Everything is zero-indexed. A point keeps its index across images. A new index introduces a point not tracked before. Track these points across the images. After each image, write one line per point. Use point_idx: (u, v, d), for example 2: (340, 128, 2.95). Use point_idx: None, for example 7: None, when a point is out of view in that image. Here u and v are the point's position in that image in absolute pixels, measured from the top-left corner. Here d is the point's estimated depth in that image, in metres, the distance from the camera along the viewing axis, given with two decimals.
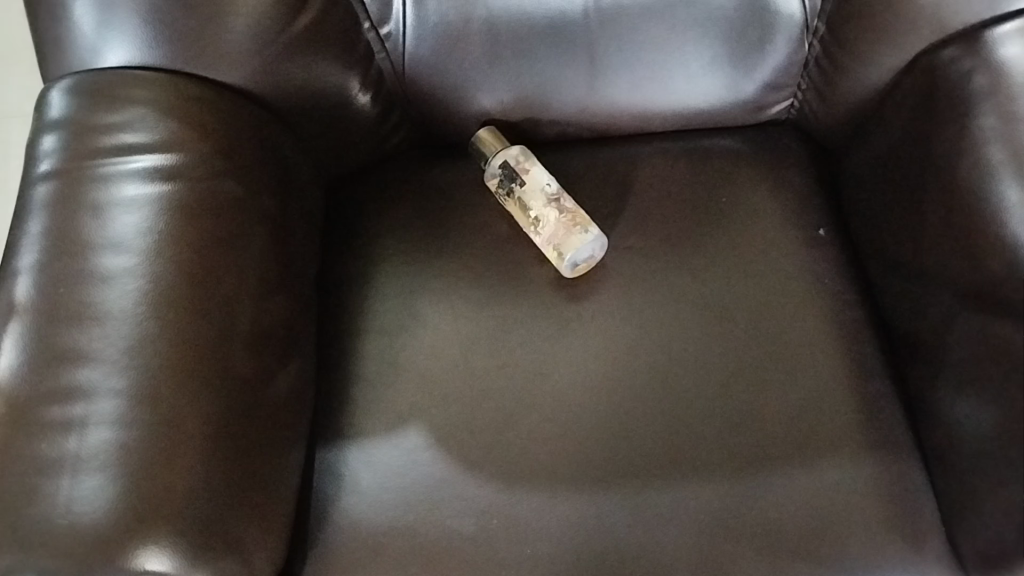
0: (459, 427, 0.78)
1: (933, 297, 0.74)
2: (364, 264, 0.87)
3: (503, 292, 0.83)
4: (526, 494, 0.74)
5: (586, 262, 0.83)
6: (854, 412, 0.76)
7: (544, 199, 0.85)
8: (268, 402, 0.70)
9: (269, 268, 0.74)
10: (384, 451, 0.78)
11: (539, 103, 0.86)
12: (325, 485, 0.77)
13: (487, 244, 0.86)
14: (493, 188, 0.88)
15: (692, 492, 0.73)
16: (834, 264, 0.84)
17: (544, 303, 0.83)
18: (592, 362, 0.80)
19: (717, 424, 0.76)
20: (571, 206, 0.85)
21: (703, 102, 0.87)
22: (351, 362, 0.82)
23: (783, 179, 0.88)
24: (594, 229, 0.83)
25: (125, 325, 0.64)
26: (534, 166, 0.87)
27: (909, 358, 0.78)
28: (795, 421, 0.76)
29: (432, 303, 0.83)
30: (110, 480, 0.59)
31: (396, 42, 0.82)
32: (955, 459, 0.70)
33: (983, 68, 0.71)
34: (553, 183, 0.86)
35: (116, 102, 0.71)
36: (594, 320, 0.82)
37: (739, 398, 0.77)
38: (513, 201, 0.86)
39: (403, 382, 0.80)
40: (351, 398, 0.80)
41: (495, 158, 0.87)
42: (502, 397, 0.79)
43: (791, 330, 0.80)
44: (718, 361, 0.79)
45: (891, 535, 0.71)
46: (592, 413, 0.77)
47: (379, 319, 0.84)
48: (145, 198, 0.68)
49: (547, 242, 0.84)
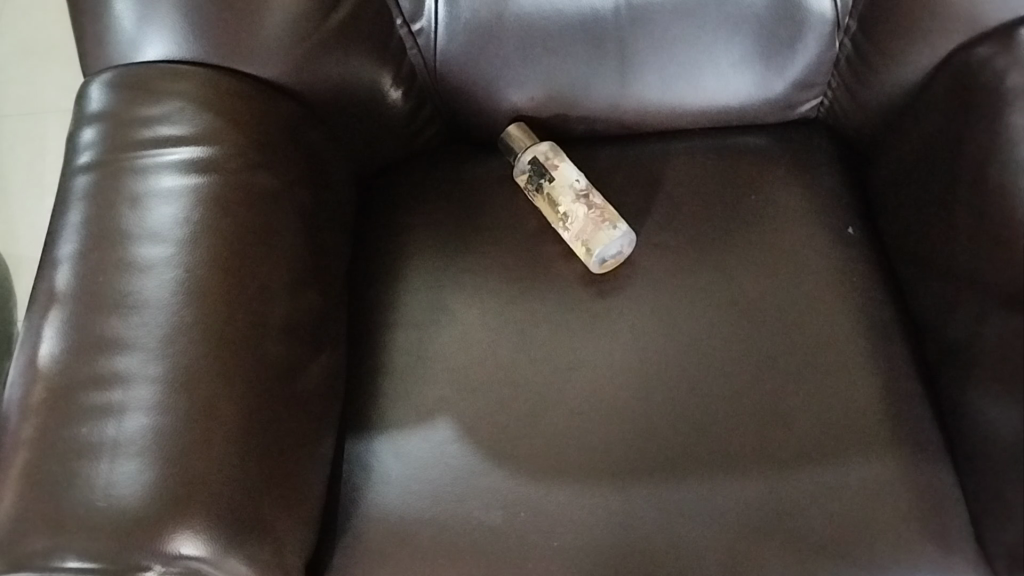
0: (488, 418, 0.78)
1: (965, 295, 0.74)
2: (394, 259, 0.88)
3: (533, 287, 0.84)
4: (554, 488, 0.75)
5: (614, 258, 0.84)
6: (882, 411, 0.76)
7: (573, 194, 0.85)
8: (300, 392, 0.71)
9: (302, 260, 0.75)
10: (414, 442, 0.78)
11: (568, 100, 0.87)
12: (354, 476, 0.78)
13: (517, 239, 0.87)
14: (522, 184, 0.89)
15: (717, 488, 0.74)
16: (863, 263, 0.84)
17: (572, 299, 0.83)
18: (620, 358, 0.80)
19: (745, 420, 0.76)
20: (600, 202, 0.85)
21: (733, 100, 0.87)
22: (381, 354, 0.83)
23: (812, 178, 0.88)
24: (622, 225, 0.83)
25: (161, 314, 0.65)
26: (563, 162, 0.87)
27: (939, 356, 0.77)
28: (825, 419, 0.76)
29: (462, 296, 0.84)
30: (146, 466, 0.60)
31: (428, 38, 0.83)
32: (984, 457, 0.70)
33: (1017, 65, 0.71)
34: (582, 178, 0.86)
35: (154, 95, 0.72)
36: (623, 315, 0.82)
37: (769, 394, 0.77)
38: (541, 196, 0.87)
39: (431, 376, 0.81)
40: (380, 390, 0.81)
41: (525, 154, 0.87)
42: (530, 391, 0.79)
43: (820, 328, 0.80)
44: (747, 358, 0.79)
45: (919, 532, 0.71)
46: (619, 408, 0.78)
47: (409, 311, 0.84)
48: (181, 190, 0.69)
49: (576, 237, 0.84)
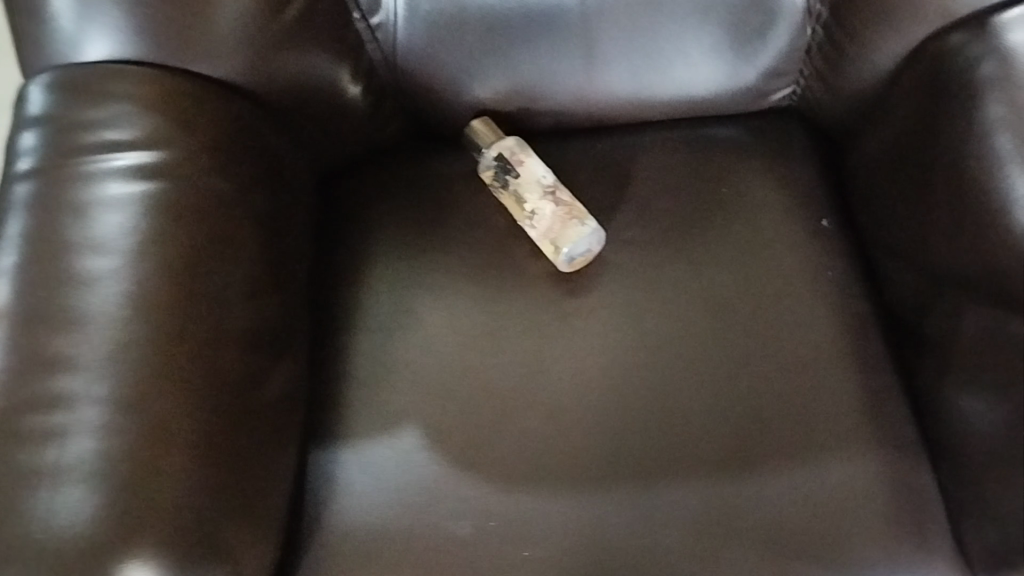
0: (456, 425, 0.76)
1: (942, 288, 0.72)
2: (358, 261, 0.85)
3: (501, 287, 0.82)
4: (527, 495, 0.73)
5: (584, 256, 0.81)
6: (860, 409, 0.75)
7: (539, 191, 0.83)
8: (260, 404, 0.68)
9: (261, 266, 0.72)
10: (379, 452, 0.76)
11: (535, 93, 0.84)
12: (318, 487, 0.75)
13: (485, 238, 0.84)
14: (488, 181, 0.86)
15: (693, 492, 0.72)
16: (838, 256, 0.82)
17: (541, 299, 0.81)
18: (592, 359, 0.78)
19: (722, 421, 0.75)
20: (567, 198, 0.83)
21: (703, 90, 0.85)
22: (345, 360, 0.80)
23: (785, 169, 0.86)
24: (591, 221, 0.81)
25: (108, 329, 0.62)
26: (529, 157, 0.84)
27: (917, 350, 0.76)
28: (803, 420, 0.74)
29: (428, 298, 0.81)
30: (94, 491, 0.57)
31: (388, 32, 0.80)
32: (965, 454, 0.69)
33: (989, 54, 0.70)
34: (549, 174, 0.84)
35: (99, 98, 0.69)
36: (595, 315, 0.80)
37: (746, 393, 0.75)
38: (507, 193, 0.84)
39: (398, 381, 0.78)
40: (344, 397, 0.78)
41: (490, 149, 0.84)
42: (501, 395, 0.77)
43: (796, 324, 0.78)
44: (721, 357, 0.77)
45: (899, 533, 0.70)
46: (592, 411, 0.76)
47: (373, 315, 0.82)
48: (129, 197, 0.66)
49: (544, 235, 0.82)
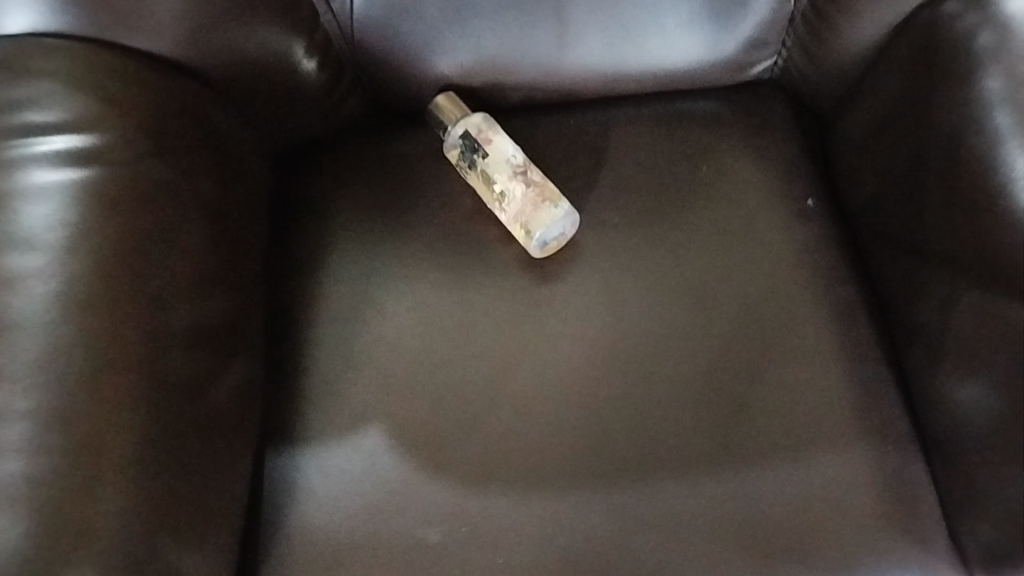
0: (424, 424, 0.71)
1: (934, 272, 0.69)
2: (316, 248, 0.79)
3: (469, 275, 0.77)
4: (500, 497, 0.69)
5: (557, 241, 0.77)
6: (848, 399, 0.71)
7: (509, 171, 0.78)
8: (209, 409, 0.63)
9: (207, 258, 0.66)
10: (342, 455, 0.71)
11: (503, 67, 0.79)
12: (276, 493, 0.70)
13: (451, 222, 0.79)
14: (454, 161, 0.81)
15: (676, 491, 0.68)
16: (824, 238, 0.78)
17: (512, 287, 0.76)
18: (567, 351, 0.73)
19: (704, 415, 0.71)
20: (538, 178, 0.78)
21: (681, 63, 0.80)
22: (303, 355, 0.75)
23: (767, 146, 0.82)
24: (564, 204, 0.77)
25: (37, 335, 0.56)
26: (497, 135, 0.79)
27: (909, 336, 0.72)
28: (789, 411, 0.71)
29: (391, 287, 0.76)
30: (21, 516, 0.52)
31: (343, 3, 0.74)
32: (961, 447, 0.66)
33: (988, 23, 0.65)
34: (519, 153, 0.79)
35: (22, 78, 0.63)
36: (569, 303, 0.75)
37: (729, 385, 0.72)
38: (474, 174, 0.79)
39: (360, 377, 0.73)
40: (303, 395, 0.73)
41: (455, 127, 0.79)
42: (471, 391, 0.72)
43: (780, 311, 0.74)
44: (703, 346, 0.73)
45: (891, 531, 0.67)
46: (567, 407, 0.71)
47: (333, 306, 0.76)
48: (58, 187, 0.61)
49: (514, 219, 0.77)
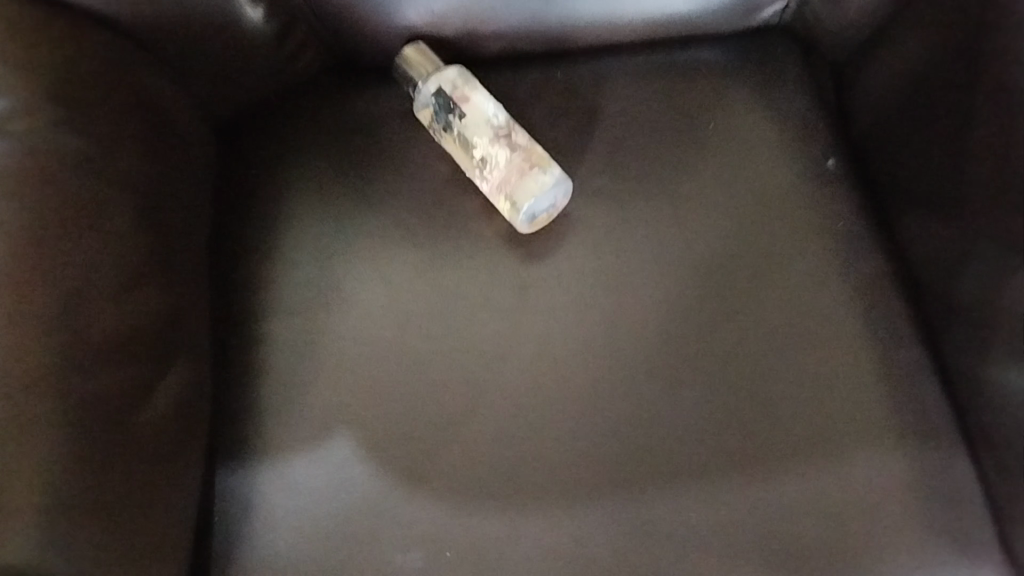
0: (399, 432, 0.62)
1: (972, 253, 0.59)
2: (269, 227, 0.69)
3: (447, 255, 0.67)
4: (489, 515, 0.60)
5: (547, 215, 0.67)
6: (880, 391, 0.63)
7: (490, 134, 0.68)
8: (141, 424, 0.54)
9: (135, 248, 0.57)
10: (306, 469, 0.61)
11: (480, 14, 0.68)
12: (230, 515, 0.61)
13: (423, 194, 0.69)
14: (426, 123, 0.70)
15: (689, 502, 0.60)
16: (848, 204, 0.69)
17: (497, 268, 0.67)
18: (562, 341, 0.64)
19: (717, 412, 0.62)
20: (524, 141, 0.68)
21: (682, 8, 0.70)
22: (258, 351, 0.65)
23: (782, 100, 0.72)
24: (554, 171, 0.67)
25: None
26: (476, 92, 0.69)
27: (938, 318, 0.64)
28: (815, 407, 0.62)
29: (357, 271, 0.67)
30: None
31: None
32: (1009, 453, 0.57)
33: None
34: (500, 113, 0.69)
35: None
36: (563, 286, 0.66)
37: (746, 377, 0.63)
38: (450, 138, 0.69)
39: (324, 377, 0.64)
40: (260, 399, 0.64)
41: (427, 82, 0.68)
42: (452, 391, 0.63)
43: (801, 291, 0.66)
44: (716, 333, 0.64)
45: (931, 541, 0.59)
46: (563, 407, 0.62)
47: (291, 294, 0.66)
48: None
49: (497, 191, 0.67)
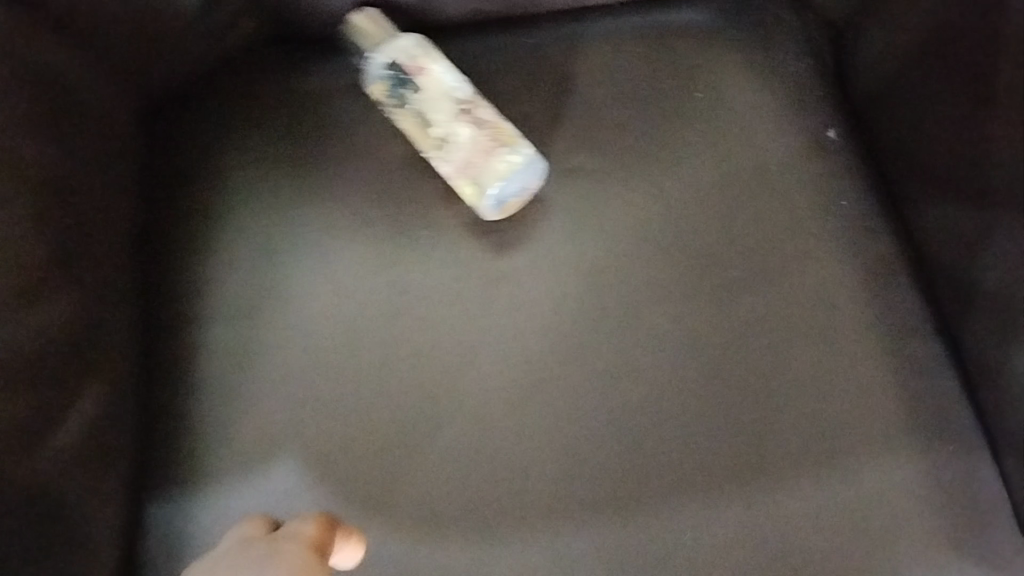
0: (355, 453, 0.56)
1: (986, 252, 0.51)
2: (204, 222, 0.61)
3: (406, 250, 0.60)
4: (460, 543, 0.54)
5: (518, 198, 0.60)
6: (889, 389, 0.57)
7: (451, 109, 0.61)
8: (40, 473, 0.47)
9: (33, 265, 0.49)
10: (250, 499, 0.55)
11: None
12: (166, 554, 0.54)
13: (379, 181, 0.62)
14: (379, 98, 0.63)
15: (680, 522, 0.54)
16: (852, 179, 0.62)
17: (461, 264, 0.60)
18: (538, 343, 0.58)
19: (708, 420, 0.57)
20: (490, 116, 0.61)
21: None
22: (193, 364, 0.58)
23: (775, 65, 0.65)
24: (524, 148, 0.60)
25: None
26: (433, 62, 0.62)
27: (945, 309, 0.57)
28: (817, 410, 0.57)
29: (304, 272, 0.60)
30: None
31: None
32: None
33: None
34: (462, 84, 0.62)
35: None
36: (536, 282, 0.60)
37: (740, 378, 0.57)
38: (406, 115, 0.62)
39: (269, 392, 0.57)
40: (196, 419, 0.57)
41: (380, 54, 0.61)
42: (413, 405, 0.57)
43: (799, 280, 0.59)
44: (706, 330, 0.58)
45: (947, 559, 0.54)
46: (540, 419, 0.56)
47: (230, 299, 0.60)
48: None
49: (461, 172, 0.60)
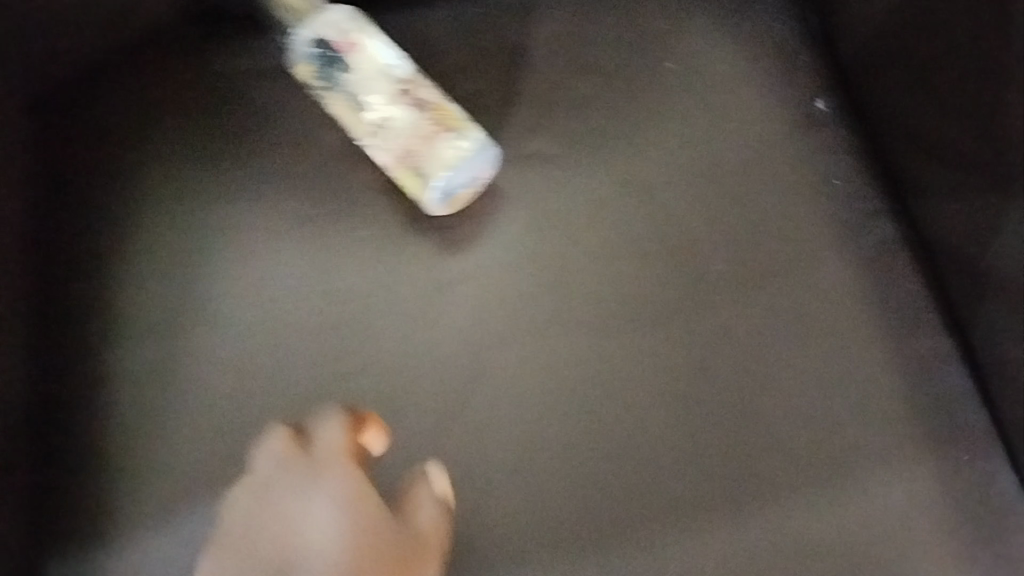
0: None
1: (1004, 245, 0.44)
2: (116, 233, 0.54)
3: (347, 254, 0.54)
4: None
5: (467, 190, 0.53)
6: (890, 389, 0.51)
7: (388, 90, 0.54)
8: None
9: None
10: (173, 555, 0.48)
11: None
12: None
13: (314, 177, 0.55)
14: (306, 81, 0.55)
15: (664, 549, 0.48)
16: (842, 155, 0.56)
17: (409, 267, 0.54)
18: (496, 350, 0.52)
19: (690, 435, 0.51)
20: (433, 97, 0.54)
21: None
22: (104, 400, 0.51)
23: (752, 27, 0.58)
24: (473, 133, 0.53)
25: None
26: (365, 36, 0.54)
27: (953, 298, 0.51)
28: (810, 415, 0.51)
29: (232, 288, 0.53)
30: None
31: None
32: None
33: None
34: (399, 61, 0.54)
35: None
36: (493, 283, 0.53)
37: (724, 387, 0.51)
38: (337, 99, 0.54)
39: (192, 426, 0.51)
40: (110, 462, 0.50)
41: (303, 29, 0.53)
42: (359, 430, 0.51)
43: (785, 272, 0.53)
44: (684, 331, 0.52)
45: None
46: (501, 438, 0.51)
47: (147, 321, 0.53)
48: None
49: (401, 163, 0.53)
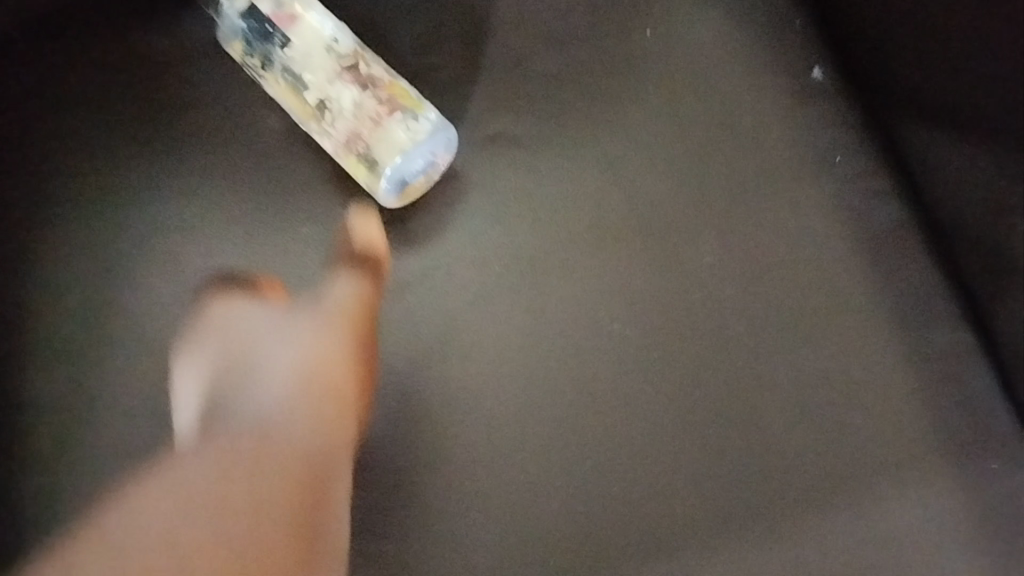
0: None
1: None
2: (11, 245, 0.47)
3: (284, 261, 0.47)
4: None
5: (422, 177, 0.48)
6: (900, 391, 0.45)
7: (332, 67, 0.49)
8: None
9: None
10: None
11: None
12: None
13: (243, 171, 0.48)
14: (239, 60, 0.49)
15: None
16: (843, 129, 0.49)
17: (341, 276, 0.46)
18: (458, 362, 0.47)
19: (674, 446, 0.45)
20: (383, 74, 0.49)
21: None
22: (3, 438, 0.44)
23: None
24: (429, 112, 0.48)
25: None
26: (307, 9, 0.49)
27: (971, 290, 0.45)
28: (810, 424, 0.45)
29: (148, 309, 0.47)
30: None
31: None
32: None
33: None
34: (345, 35, 0.49)
35: None
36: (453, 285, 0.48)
37: (713, 391, 0.46)
38: (275, 78, 0.49)
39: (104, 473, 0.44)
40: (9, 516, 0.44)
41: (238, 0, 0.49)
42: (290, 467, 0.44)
43: (780, 263, 0.47)
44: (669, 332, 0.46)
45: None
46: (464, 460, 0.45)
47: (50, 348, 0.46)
48: None
49: (349, 148, 0.48)
